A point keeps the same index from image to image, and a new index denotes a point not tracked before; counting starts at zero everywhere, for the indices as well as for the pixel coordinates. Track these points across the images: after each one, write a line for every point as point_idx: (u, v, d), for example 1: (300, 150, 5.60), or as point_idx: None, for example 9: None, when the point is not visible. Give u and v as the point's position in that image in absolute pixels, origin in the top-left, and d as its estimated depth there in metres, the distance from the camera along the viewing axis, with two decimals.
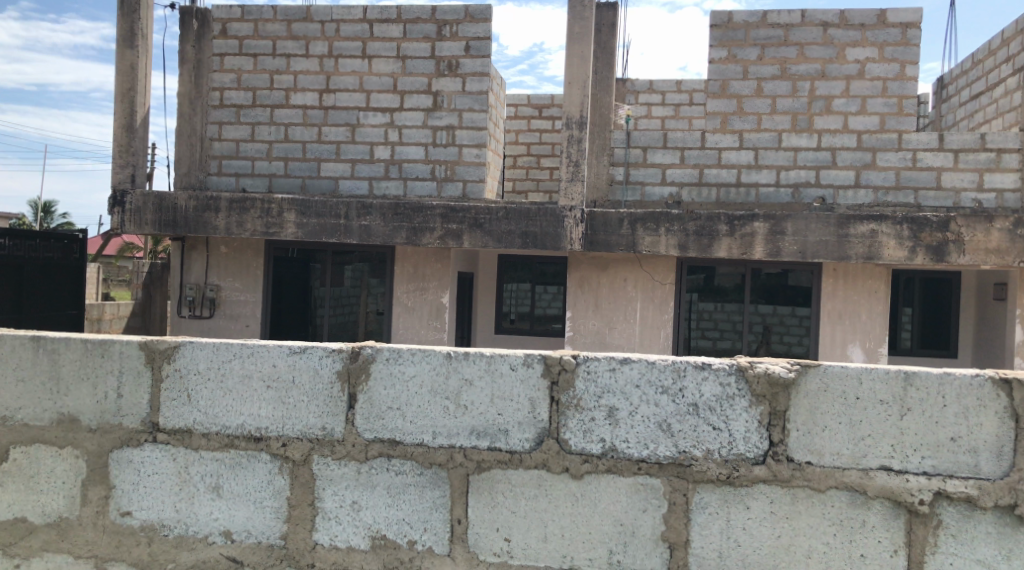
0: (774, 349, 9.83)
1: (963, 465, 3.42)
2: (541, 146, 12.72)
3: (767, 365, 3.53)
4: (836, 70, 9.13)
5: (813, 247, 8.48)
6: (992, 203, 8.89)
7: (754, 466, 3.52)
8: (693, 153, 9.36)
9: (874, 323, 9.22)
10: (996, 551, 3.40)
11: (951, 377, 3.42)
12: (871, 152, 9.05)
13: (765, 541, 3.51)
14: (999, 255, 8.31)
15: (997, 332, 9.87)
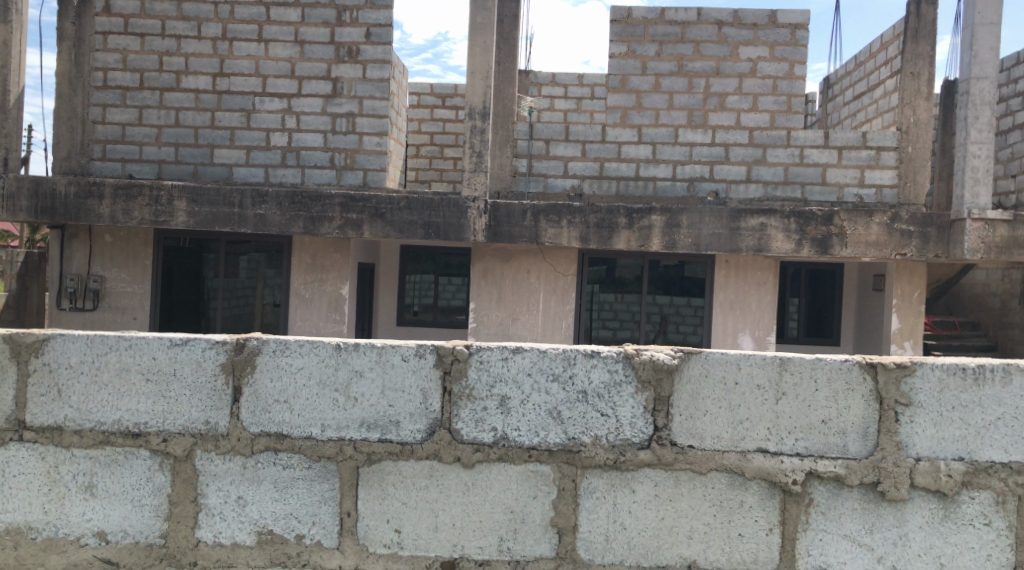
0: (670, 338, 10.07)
1: (832, 446, 3.57)
2: (444, 136, 12.70)
3: (652, 352, 3.63)
4: (729, 67, 9.35)
5: (706, 239, 8.70)
6: (872, 199, 9.30)
7: (640, 451, 3.62)
8: (593, 147, 9.47)
9: (763, 313, 9.54)
10: (861, 526, 3.56)
11: (822, 362, 3.57)
12: (761, 148, 9.33)
13: (649, 523, 3.61)
14: (878, 248, 8.67)
15: (876, 320, 10.31)
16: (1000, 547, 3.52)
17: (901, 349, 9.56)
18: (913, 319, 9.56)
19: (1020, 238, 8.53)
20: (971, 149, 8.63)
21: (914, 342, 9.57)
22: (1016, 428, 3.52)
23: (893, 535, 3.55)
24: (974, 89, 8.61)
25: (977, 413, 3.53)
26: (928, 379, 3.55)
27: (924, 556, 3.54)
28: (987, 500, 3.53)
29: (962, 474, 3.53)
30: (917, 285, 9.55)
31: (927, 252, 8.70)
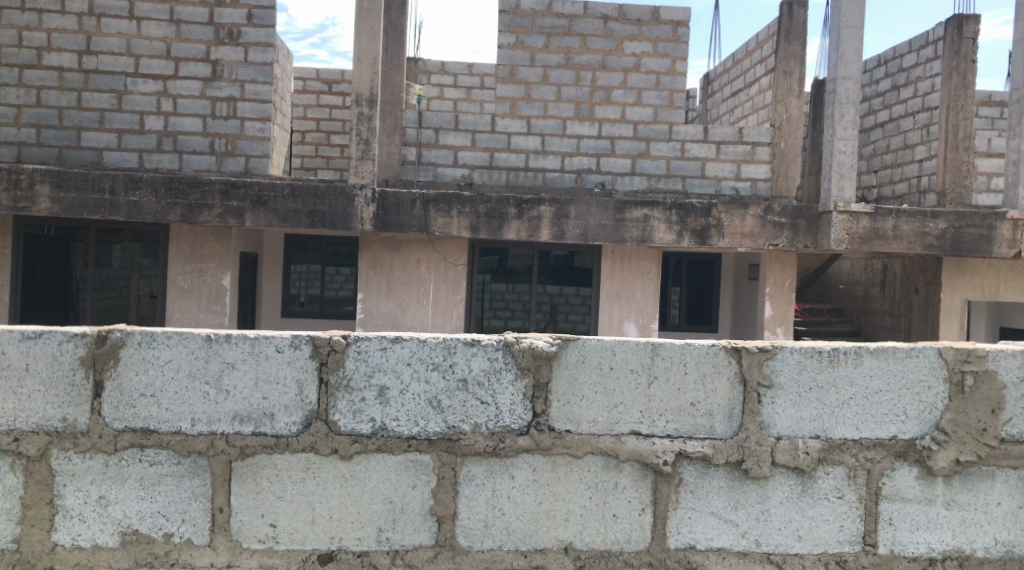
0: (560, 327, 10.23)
1: (701, 427, 3.68)
2: (331, 123, 12.51)
3: (531, 339, 3.65)
4: (615, 62, 9.50)
5: (593, 230, 8.82)
6: (748, 191, 9.63)
7: (519, 437, 3.64)
8: (483, 137, 9.46)
9: (647, 301, 9.74)
10: (727, 503, 3.68)
11: (691, 347, 3.67)
12: (645, 141, 9.51)
13: (527, 508, 3.65)
14: (753, 239, 8.97)
15: (750, 308, 10.69)
16: (852, 518, 3.69)
17: (772, 335, 9.93)
18: (784, 306, 9.93)
19: (880, 230, 8.98)
20: (837, 146, 9.00)
21: (786, 328, 9.94)
22: (866, 406, 3.69)
23: (755, 510, 3.68)
24: (839, 88, 8.96)
25: (833, 393, 3.68)
26: (788, 362, 3.68)
27: (785, 529, 3.68)
28: (841, 474, 3.68)
29: (818, 451, 3.67)
30: (788, 275, 9.92)
31: (797, 243, 9.04)
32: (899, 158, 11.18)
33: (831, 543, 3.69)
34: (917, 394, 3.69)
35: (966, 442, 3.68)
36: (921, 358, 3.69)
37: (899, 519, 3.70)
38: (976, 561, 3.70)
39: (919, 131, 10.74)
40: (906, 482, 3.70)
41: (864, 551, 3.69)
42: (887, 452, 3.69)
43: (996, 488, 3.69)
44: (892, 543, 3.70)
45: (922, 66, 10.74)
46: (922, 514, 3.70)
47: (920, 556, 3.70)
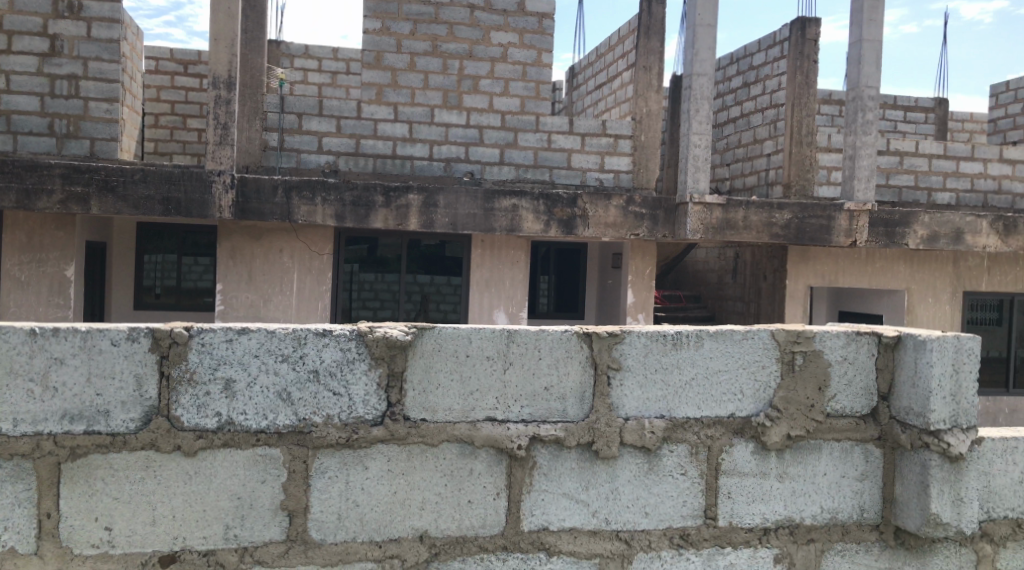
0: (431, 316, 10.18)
1: (554, 411, 3.81)
2: (186, 106, 12.03)
3: (386, 329, 3.62)
4: (481, 51, 9.48)
5: (462, 219, 8.76)
6: (611, 182, 9.82)
7: (373, 427, 3.62)
8: (349, 123, 9.19)
9: (515, 290, 9.76)
10: (578, 484, 3.83)
11: (545, 334, 3.80)
12: (513, 131, 9.51)
13: (382, 498, 3.64)
14: (616, 229, 9.08)
15: (614, 295, 10.89)
16: (694, 493, 3.91)
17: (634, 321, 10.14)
18: (646, 293, 10.14)
19: (731, 220, 9.31)
20: (692, 140, 9.25)
21: (647, 315, 10.18)
22: (705, 386, 3.92)
23: (605, 489, 3.85)
24: (695, 84, 9.21)
25: (675, 374, 3.90)
26: (635, 345, 3.87)
27: (631, 506, 3.87)
28: (684, 451, 3.90)
29: (663, 430, 3.88)
30: (648, 263, 10.13)
31: (657, 233, 9.24)
32: (750, 152, 11.54)
33: (676, 518, 3.90)
34: (753, 373, 3.96)
35: (796, 418, 3.97)
36: (756, 340, 3.96)
37: (737, 492, 3.94)
38: (805, 528, 3.98)
39: (768, 127, 11.12)
40: (742, 457, 3.95)
41: (705, 524, 3.92)
42: (726, 429, 3.94)
43: (823, 460, 4.00)
44: (730, 515, 3.94)
45: (771, 65, 11.15)
46: (757, 486, 3.96)
47: (756, 526, 3.96)
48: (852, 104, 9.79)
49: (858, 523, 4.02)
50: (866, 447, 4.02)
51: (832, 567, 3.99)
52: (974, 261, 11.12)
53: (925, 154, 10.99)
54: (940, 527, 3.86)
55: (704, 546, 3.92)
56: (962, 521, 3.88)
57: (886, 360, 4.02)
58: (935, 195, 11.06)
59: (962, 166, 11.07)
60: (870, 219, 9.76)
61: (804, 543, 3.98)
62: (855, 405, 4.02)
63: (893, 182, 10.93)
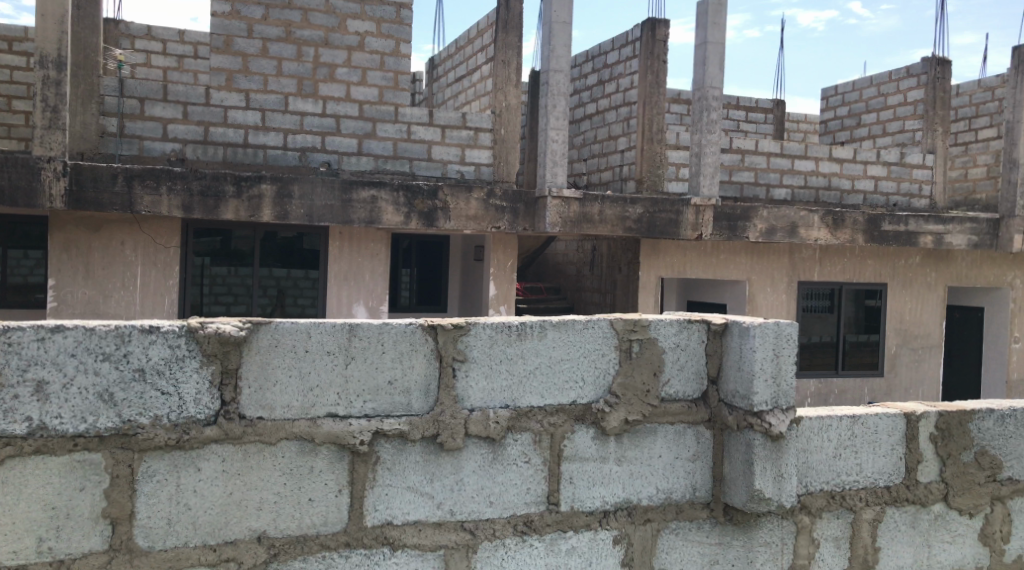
0: (288, 312, 9.81)
1: (398, 405, 3.89)
2: (12, 86, 11.29)
3: (218, 325, 3.60)
4: (337, 39, 9.28)
5: (318, 210, 8.56)
6: (471, 175, 9.81)
7: (205, 427, 3.60)
8: (196, 109, 8.83)
9: (376, 283, 9.59)
10: (423, 477, 3.93)
11: (388, 326, 3.87)
12: (371, 121, 9.35)
13: (215, 501, 3.63)
14: (476, 222, 9.11)
15: (476, 287, 10.97)
16: (537, 480, 4.13)
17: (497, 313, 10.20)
18: (507, 285, 10.19)
19: (587, 214, 9.48)
20: (550, 135, 9.35)
21: (508, 306, 10.23)
22: (548, 374, 4.14)
23: (449, 480, 3.97)
24: (551, 80, 9.28)
25: (520, 364, 4.09)
26: (480, 336, 4.02)
27: (476, 497, 4.02)
28: (528, 440, 4.11)
29: (507, 420, 4.06)
30: (509, 256, 10.18)
31: (517, 226, 9.33)
32: (605, 147, 11.73)
33: (519, 505, 4.10)
34: (593, 361, 4.22)
35: (633, 403, 4.26)
36: (596, 329, 4.23)
37: (578, 477, 4.20)
38: (642, 509, 4.31)
39: (621, 124, 11.35)
40: (583, 443, 4.21)
41: (548, 510, 4.15)
42: (567, 417, 4.17)
43: (658, 442, 4.34)
44: (572, 500, 4.19)
45: (623, 64, 11.38)
46: (597, 470, 4.23)
47: (596, 509, 4.24)
48: (698, 104, 10.06)
49: (691, 501, 4.39)
50: (697, 429, 4.40)
51: (665, 544, 4.33)
52: (808, 253, 11.73)
53: (764, 153, 11.46)
54: (763, 502, 4.25)
55: (547, 531, 4.13)
56: (783, 496, 4.28)
57: (715, 346, 4.41)
58: (772, 191, 11.55)
59: (797, 164, 11.62)
60: (714, 214, 10.14)
61: (641, 522, 4.30)
62: (687, 389, 4.40)
63: (735, 179, 11.34)
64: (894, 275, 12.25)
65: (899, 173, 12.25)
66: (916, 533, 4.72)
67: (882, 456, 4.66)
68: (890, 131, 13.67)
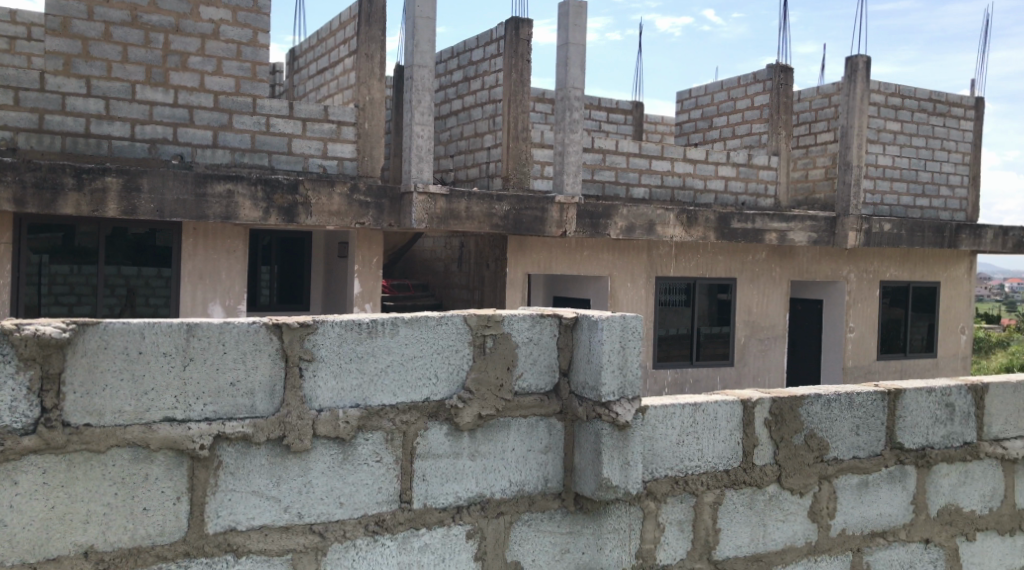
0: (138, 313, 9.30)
1: (241, 407, 3.76)
2: None
3: (37, 327, 3.39)
4: (190, 26, 8.93)
5: (169, 205, 8.23)
6: (334, 170, 9.64)
7: (23, 437, 3.39)
8: (29, 95, 8.33)
9: (233, 281, 9.29)
10: (268, 480, 3.82)
11: (230, 326, 3.74)
12: (227, 113, 9.05)
13: (37, 515, 3.44)
14: (340, 218, 8.98)
15: (341, 284, 10.84)
16: (389, 479, 4.07)
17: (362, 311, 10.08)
18: (372, 282, 10.14)
19: (454, 211, 9.48)
20: (416, 131, 9.29)
21: (374, 304, 10.16)
22: (400, 372, 4.09)
23: (297, 483, 3.87)
24: (416, 75, 9.22)
25: (371, 363, 4.02)
26: (329, 335, 3.93)
27: (326, 498, 3.93)
28: (379, 439, 4.05)
29: (358, 419, 3.99)
30: (374, 252, 10.11)
31: (382, 222, 9.25)
32: (471, 144, 11.72)
33: (370, 505, 4.03)
34: (447, 357, 4.20)
35: (486, 398, 4.27)
36: (449, 325, 4.21)
37: (430, 474, 4.16)
38: (495, 503, 4.31)
39: (486, 121, 11.37)
40: (436, 440, 4.18)
41: (400, 509, 4.10)
42: (420, 414, 4.13)
43: (512, 436, 4.35)
44: (424, 497, 4.15)
45: (488, 61, 11.39)
46: (450, 467, 4.21)
47: (449, 506, 4.22)
48: (561, 104, 10.17)
49: (542, 492, 4.43)
50: (549, 421, 4.44)
51: (518, 536, 4.35)
52: (665, 250, 12.04)
53: (624, 152, 11.68)
54: (611, 489, 4.32)
55: (399, 530, 4.09)
56: (629, 483, 4.35)
57: (566, 340, 4.46)
58: (632, 189, 11.79)
59: (654, 164, 11.90)
60: (578, 211, 10.29)
61: (494, 516, 4.30)
62: (540, 382, 4.43)
63: (597, 178, 11.50)
64: (743, 270, 12.74)
65: (746, 174, 12.74)
66: (753, 513, 4.93)
67: (721, 442, 4.84)
68: (739, 133, 14.21)
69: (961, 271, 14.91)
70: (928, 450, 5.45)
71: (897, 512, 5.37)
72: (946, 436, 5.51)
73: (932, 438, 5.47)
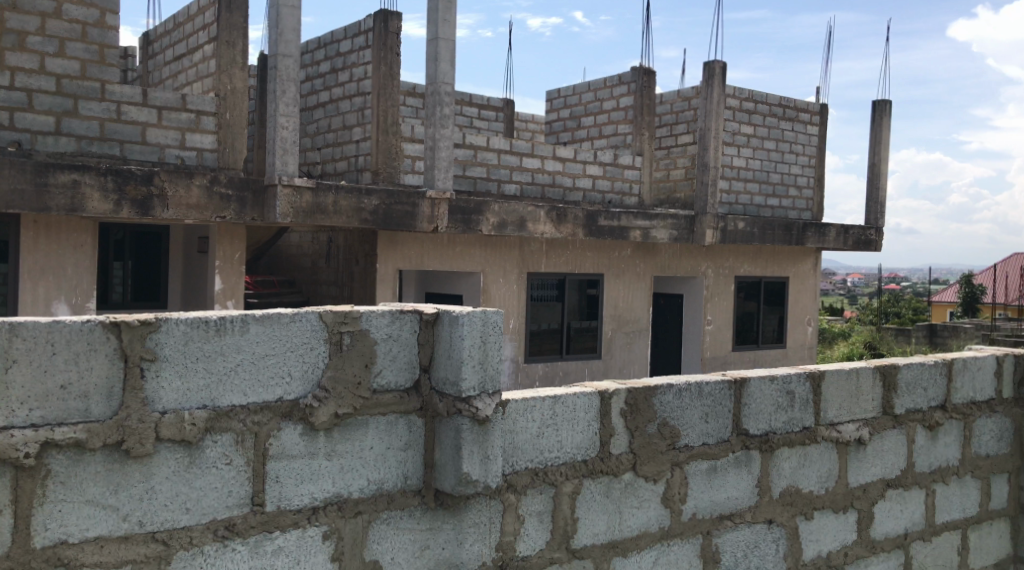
0: None
1: (72, 411, 3.58)
2: None
3: None
4: (28, 3, 8.42)
5: (6, 195, 7.75)
6: (193, 161, 9.29)
7: None
8: None
9: (80, 277, 8.88)
10: (105, 488, 3.63)
11: (59, 325, 3.54)
12: (72, 98, 8.59)
13: None
14: (198, 211, 8.68)
15: (201, 280, 10.49)
16: (240, 482, 3.94)
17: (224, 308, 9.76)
18: (234, 278, 9.84)
19: (320, 205, 9.29)
20: (280, 122, 9.04)
21: (236, 300, 9.87)
22: (251, 372, 3.96)
23: (138, 490, 3.70)
24: (280, 65, 8.98)
25: (220, 362, 3.88)
26: (173, 333, 3.77)
27: (170, 504, 3.77)
28: (229, 441, 3.91)
29: (205, 421, 3.84)
30: (237, 247, 9.85)
31: (244, 215, 9.00)
32: (340, 138, 11.51)
33: (220, 510, 3.89)
34: (301, 356, 4.09)
35: (344, 396, 4.18)
36: (304, 322, 4.09)
37: (285, 476, 4.05)
38: (353, 502, 4.23)
39: (355, 114, 11.20)
40: (291, 441, 4.06)
41: (252, 512, 3.96)
42: (273, 414, 4.01)
43: (370, 434, 4.28)
44: (277, 499, 4.03)
45: (357, 53, 11.22)
46: (306, 467, 4.10)
47: (304, 507, 4.10)
48: (431, 98, 10.07)
49: (401, 490, 4.37)
50: (409, 418, 4.39)
51: (377, 535, 4.28)
52: (535, 246, 12.12)
53: (495, 149, 11.67)
54: (470, 484, 4.31)
55: (250, 534, 3.96)
56: (489, 476, 4.36)
57: (427, 336, 4.41)
58: (503, 185, 11.81)
59: (524, 162, 11.96)
60: (448, 207, 10.24)
61: (352, 516, 4.21)
62: (400, 379, 4.37)
63: (469, 173, 11.47)
64: (610, 266, 12.97)
65: (612, 173, 12.97)
66: (611, 502, 5.01)
67: (579, 433, 4.89)
68: (605, 133, 14.45)
69: (807, 266, 15.63)
70: (772, 435, 5.66)
71: (743, 495, 5.56)
72: (787, 421, 5.74)
73: (775, 424, 5.68)
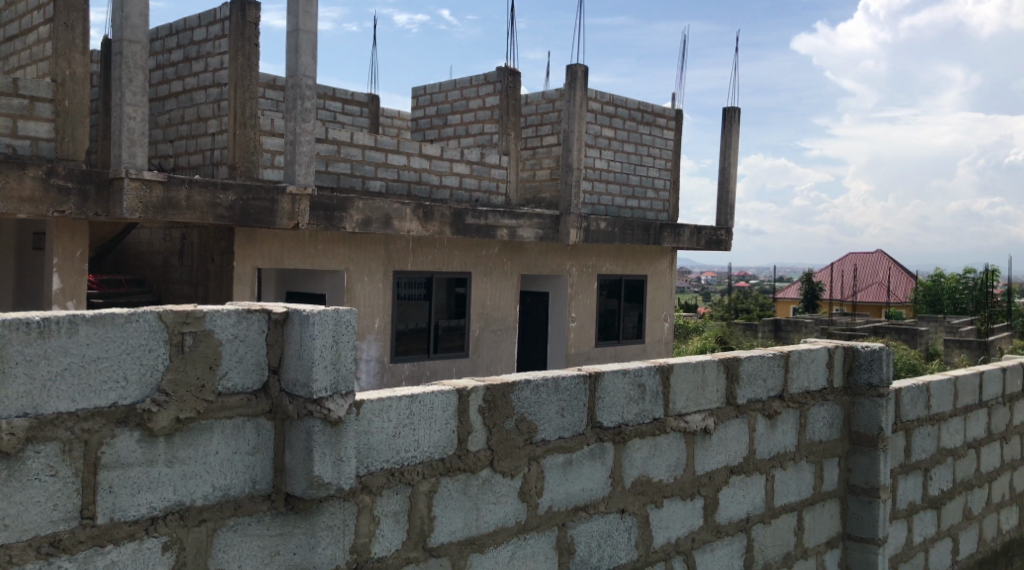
0: None
1: None
2: None
3: None
4: None
5: None
6: (26, 150, 8.73)
7: None
8: None
9: None
10: None
11: None
12: None
13: None
14: (32, 204, 8.19)
15: (38, 278, 9.89)
16: (67, 495, 3.69)
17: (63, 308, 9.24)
18: (74, 276, 9.33)
19: (172, 199, 8.90)
20: (126, 111, 8.60)
21: (78, 300, 9.36)
22: (80, 377, 3.72)
23: None
24: (125, 51, 8.53)
25: (44, 366, 3.63)
26: None
27: None
28: (54, 450, 3.66)
29: (26, 430, 3.58)
30: (77, 244, 9.34)
31: (86, 210, 8.55)
32: (193, 129, 11.06)
33: (44, 525, 3.64)
34: (137, 358, 3.87)
35: (185, 400, 3.99)
36: (141, 322, 3.88)
37: (118, 485, 3.82)
38: (196, 510, 4.03)
39: (210, 105, 10.78)
40: (126, 448, 3.84)
41: (81, 526, 3.73)
42: (106, 421, 3.79)
43: (215, 439, 4.09)
44: (110, 511, 3.80)
45: (211, 42, 10.82)
46: (143, 475, 3.89)
47: (141, 518, 3.89)
48: (292, 91, 9.76)
49: (249, 495, 4.19)
50: (258, 421, 4.22)
51: (222, 544, 4.10)
52: (401, 244, 11.97)
53: (359, 145, 11.46)
54: (322, 487, 4.18)
55: (79, 550, 3.72)
56: (341, 479, 4.24)
57: (276, 336, 4.25)
58: (368, 182, 11.60)
59: (389, 158, 11.78)
60: (310, 203, 9.97)
61: (195, 524, 4.02)
62: (247, 381, 4.20)
63: (331, 169, 11.22)
64: (477, 264, 12.94)
65: (479, 172, 12.96)
66: (467, 499, 4.96)
67: (437, 431, 4.82)
68: (471, 132, 14.42)
69: (664, 264, 16.05)
70: (624, 427, 5.74)
71: (597, 486, 5.61)
72: (638, 413, 5.83)
73: (627, 416, 5.77)
